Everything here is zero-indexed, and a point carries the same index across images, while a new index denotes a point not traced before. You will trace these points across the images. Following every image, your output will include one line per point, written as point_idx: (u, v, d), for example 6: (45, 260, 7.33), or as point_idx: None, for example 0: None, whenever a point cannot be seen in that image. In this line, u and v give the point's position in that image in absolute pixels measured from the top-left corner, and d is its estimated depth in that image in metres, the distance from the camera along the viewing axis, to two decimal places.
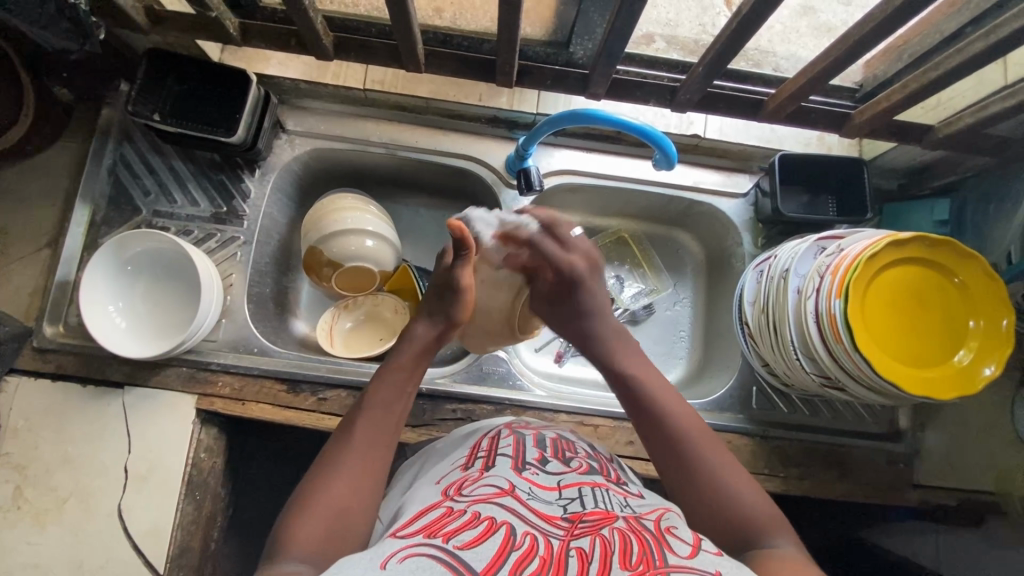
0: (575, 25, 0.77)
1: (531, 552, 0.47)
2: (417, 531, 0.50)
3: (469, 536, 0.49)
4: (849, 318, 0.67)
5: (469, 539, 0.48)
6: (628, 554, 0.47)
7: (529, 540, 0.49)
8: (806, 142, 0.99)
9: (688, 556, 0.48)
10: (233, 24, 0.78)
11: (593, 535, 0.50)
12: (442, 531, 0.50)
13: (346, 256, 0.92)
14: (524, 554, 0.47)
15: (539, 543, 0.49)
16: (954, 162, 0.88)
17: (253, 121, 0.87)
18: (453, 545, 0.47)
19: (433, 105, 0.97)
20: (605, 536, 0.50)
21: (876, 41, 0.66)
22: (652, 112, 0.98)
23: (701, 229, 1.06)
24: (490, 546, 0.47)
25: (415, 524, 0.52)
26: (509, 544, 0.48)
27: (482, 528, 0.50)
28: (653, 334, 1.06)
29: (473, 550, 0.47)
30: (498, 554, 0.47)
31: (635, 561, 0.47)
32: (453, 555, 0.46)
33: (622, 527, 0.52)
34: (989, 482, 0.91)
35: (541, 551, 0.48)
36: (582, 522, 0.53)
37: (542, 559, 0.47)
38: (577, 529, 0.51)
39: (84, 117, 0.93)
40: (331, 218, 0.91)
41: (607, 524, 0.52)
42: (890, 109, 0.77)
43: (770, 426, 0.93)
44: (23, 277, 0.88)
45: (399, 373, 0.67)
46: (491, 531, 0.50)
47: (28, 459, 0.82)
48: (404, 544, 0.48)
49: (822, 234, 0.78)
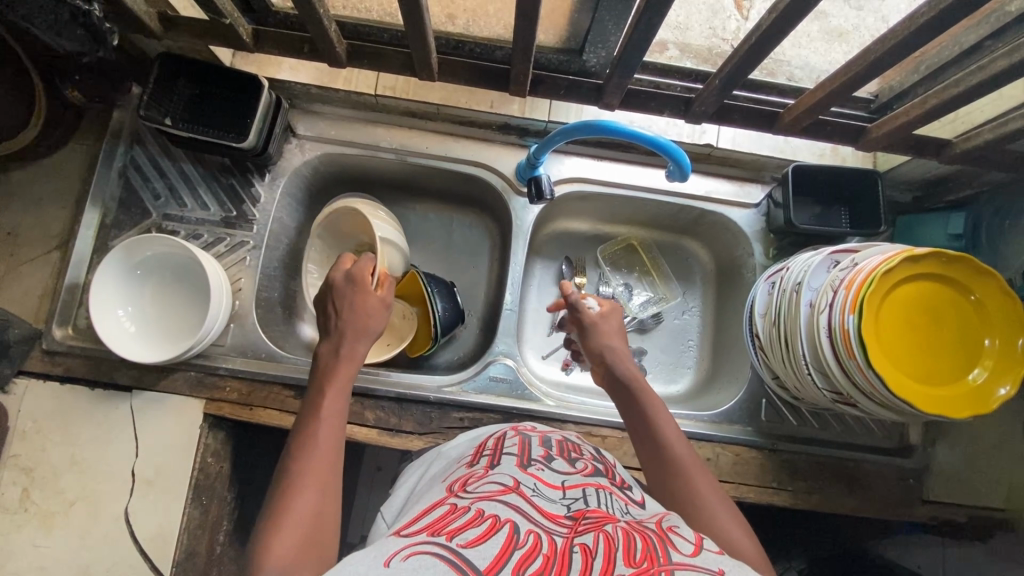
0: (589, 34, 0.76)
1: (535, 550, 0.47)
2: (421, 529, 0.50)
3: (473, 534, 0.48)
4: (862, 333, 0.66)
5: (473, 537, 0.48)
6: (632, 551, 0.47)
7: (533, 538, 0.48)
8: (820, 154, 0.99)
9: (691, 554, 0.48)
10: (247, 30, 0.77)
11: (596, 532, 0.50)
12: (446, 529, 0.49)
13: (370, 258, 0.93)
14: (527, 552, 0.46)
15: (542, 542, 0.48)
16: (970, 176, 0.87)
17: (264, 126, 0.86)
18: (457, 544, 0.47)
19: (443, 111, 0.96)
20: (608, 532, 0.50)
21: (899, 57, 0.65)
22: (663, 121, 0.98)
23: (711, 239, 1.05)
24: (494, 544, 0.47)
25: (419, 522, 0.52)
26: (512, 543, 0.47)
27: (486, 526, 0.49)
28: (661, 343, 1.05)
29: (476, 549, 0.46)
30: (501, 553, 0.46)
31: (638, 558, 0.46)
32: (456, 553, 0.45)
33: (626, 526, 0.51)
34: (1000, 499, 0.91)
35: (545, 549, 0.47)
36: (585, 520, 0.53)
37: (545, 556, 0.46)
38: (580, 527, 0.51)
39: (97, 117, 0.92)
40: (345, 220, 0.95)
41: (610, 522, 0.52)
42: (908, 124, 0.76)
43: (778, 438, 0.92)
44: (33, 279, 0.88)
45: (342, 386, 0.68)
46: (495, 529, 0.49)
47: (35, 462, 0.82)
48: (408, 542, 0.48)
49: (835, 247, 0.78)
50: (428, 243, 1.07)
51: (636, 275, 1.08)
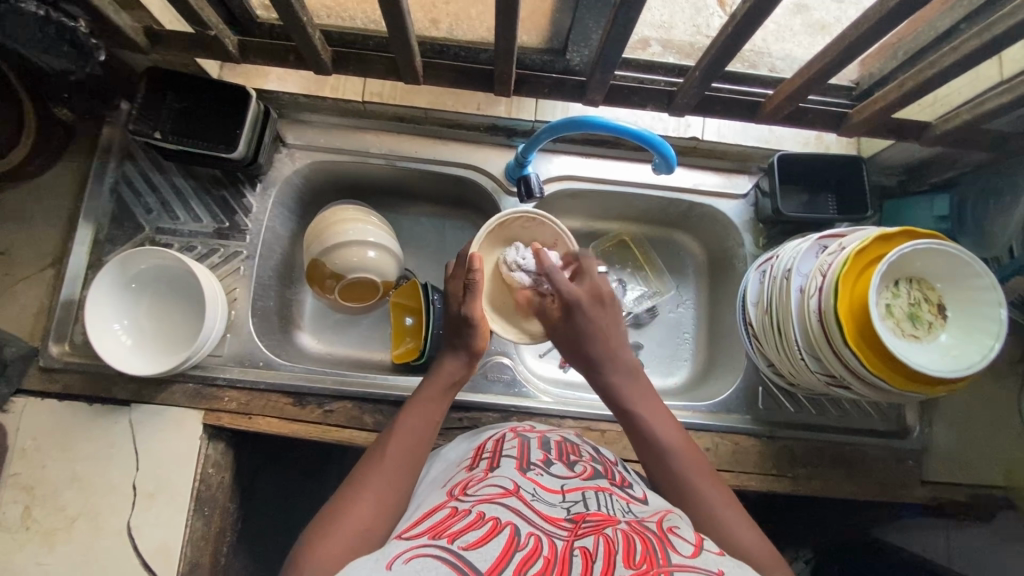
0: (571, 32, 0.77)
1: (536, 552, 0.47)
2: (423, 532, 0.51)
3: (474, 535, 0.49)
4: (840, 314, 0.69)
5: (474, 539, 0.48)
6: (631, 553, 0.47)
7: (533, 540, 0.49)
8: (804, 141, 1.00)
9: (690, 555, 0.49)
10: (233, 41, 0.78)
11: (596, 535, 0.50)
12: (447, 532, 0.50)
13: (964, 333, 0.71)
14: (528, 554, 0.47)
15: (543, 544, 0.49)
16: (952, 158, 0.88)
17: (254, 136, 0.87)
18: (459, 546, 0.47)
19: (431, 115, 0.97)
20: (608, 535, 0.50)
21: (874, 40, 0.66)
22: (649, 116, 1.00)
23: (702, 231, 1.06)
24: (495, 545, 0.48)
25: (421, 525, 0.52)
26: (513, 545, 0.48)
27: (486, 528, 0.50)
28: (657, 336, 1.06)
29: (478, 551, 0.47)
30: (503, 554, 0.47)
31: (638, 560, 0.46)
32: (458, 555, 0.46)
33: (626, 529, 0.52)
34: (999, 477, 0.92)
35: (545, 552, 0.48)
36: (585, 523, 0.53)
37: (546, 559, 0.47)
38: (580, 530, 0.51)
39: (87, 134, 0.93)
40: (320, 223, 0.93)
41: (611, 525, 0.52)
42: (887, 108, 0.77)
43: (776, 425, 0.92)
44: (29, 296, 0.88)
45: (435, 401, 0.73)
46: (495, 532, 0.49)
47: (36, 480, 0.82)
48: (410, 545, 0.48)
49: (822, 233, 0.78)
50: (421, 247, 1.07)
51: (629, 270, 1.09)
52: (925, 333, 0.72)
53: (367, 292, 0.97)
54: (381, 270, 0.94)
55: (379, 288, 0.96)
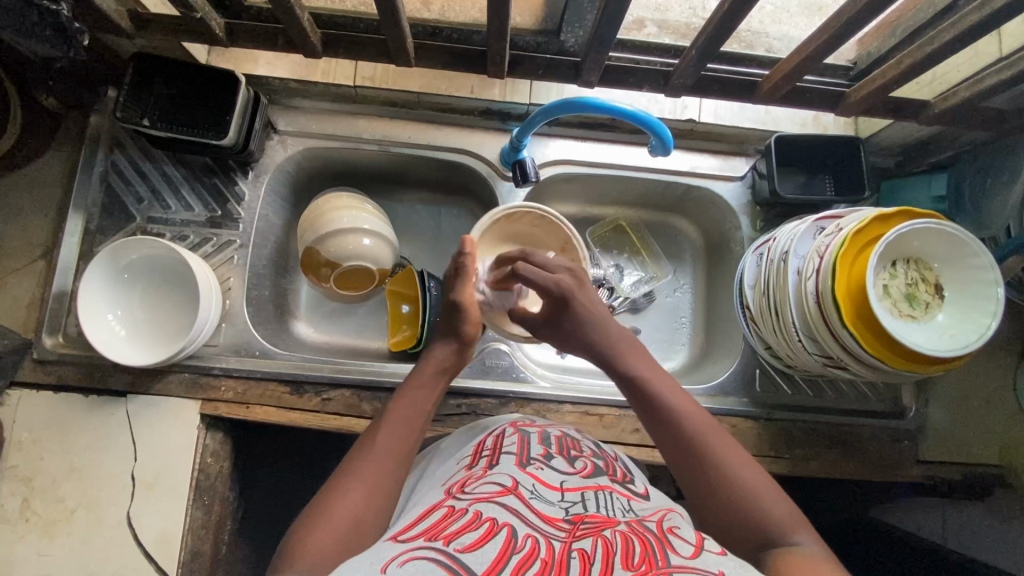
0: (565, 13, 0.76)
1: (532, 555, 0.48)
2: (419, 533, 0.51)
3: (470, 538, 0.49)
4: (838, 297, 0.68)
5: (470, 542, 0.48)
6: (630, 555, 0.47)
7: (530, 543, 0.49)
8: (802, 122, 1.00)
9: (691, 556, 0.48)
10: (220, 25, 0.77)
11: (595, 537, 0.50)
12: (443, 533, 0.50)
13: (961, 313, 0.71)
14: (525, 557, 0.47)
15: (540, 547, 0.49)
16: (951, 136, 0.87)
17: (243, 124, 0.86)
18: (454, 548, 0.47)
19: (424, 100, 0.96)
20: (607, 537, 0.50)
21: (872, 17, 0.65)
22: (645, 98, 0.99)
23: (700, 215, 1.05)
24: (491, 549, 0.47)
25: (417, 527, 0.52)
26: (510, 548, 0.48)
27: (483, 530, 0.50)
28: (655, 321, 1.06)
29: (473, 554, 0.47)
30: (499, 558, 0.47)
31: (637, 562, 0.46)
32: (453, 558, 0.46)
33: (625, 530, 0.52)
34: (994, 455, 0.92)
35: (543, 554, 0.48)
36: (584, 524, 0.53)
37: (543, 561, 0.47)
38: (579, 532, 0.51)
39: (73, 123, 0.91)
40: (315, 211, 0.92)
41: (609, 527, 0.52)
42: (885, 86, 0.76)
43: (774, 407, 0.93)
44: (21, 287, 0.87)
45: (425, 388, 0.72)
46: (492, 533, 0.49)
47: (33, 471, 0.82)
48: (405, 547, 0.48)
49: (820, 214, 0.78)
50: (417, 234, 1.06)
51: (626, 255, 1.08)
52: (922, 314, 0.72)
53: (361, 280, 0.95)
54: (376, 258, 0.93)
55: (374, 276, 0.95)
